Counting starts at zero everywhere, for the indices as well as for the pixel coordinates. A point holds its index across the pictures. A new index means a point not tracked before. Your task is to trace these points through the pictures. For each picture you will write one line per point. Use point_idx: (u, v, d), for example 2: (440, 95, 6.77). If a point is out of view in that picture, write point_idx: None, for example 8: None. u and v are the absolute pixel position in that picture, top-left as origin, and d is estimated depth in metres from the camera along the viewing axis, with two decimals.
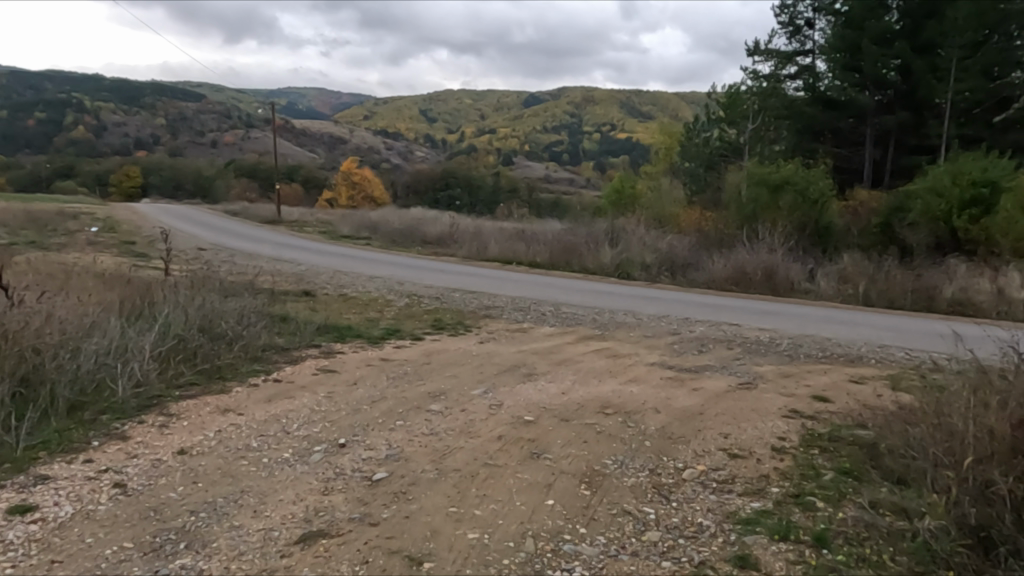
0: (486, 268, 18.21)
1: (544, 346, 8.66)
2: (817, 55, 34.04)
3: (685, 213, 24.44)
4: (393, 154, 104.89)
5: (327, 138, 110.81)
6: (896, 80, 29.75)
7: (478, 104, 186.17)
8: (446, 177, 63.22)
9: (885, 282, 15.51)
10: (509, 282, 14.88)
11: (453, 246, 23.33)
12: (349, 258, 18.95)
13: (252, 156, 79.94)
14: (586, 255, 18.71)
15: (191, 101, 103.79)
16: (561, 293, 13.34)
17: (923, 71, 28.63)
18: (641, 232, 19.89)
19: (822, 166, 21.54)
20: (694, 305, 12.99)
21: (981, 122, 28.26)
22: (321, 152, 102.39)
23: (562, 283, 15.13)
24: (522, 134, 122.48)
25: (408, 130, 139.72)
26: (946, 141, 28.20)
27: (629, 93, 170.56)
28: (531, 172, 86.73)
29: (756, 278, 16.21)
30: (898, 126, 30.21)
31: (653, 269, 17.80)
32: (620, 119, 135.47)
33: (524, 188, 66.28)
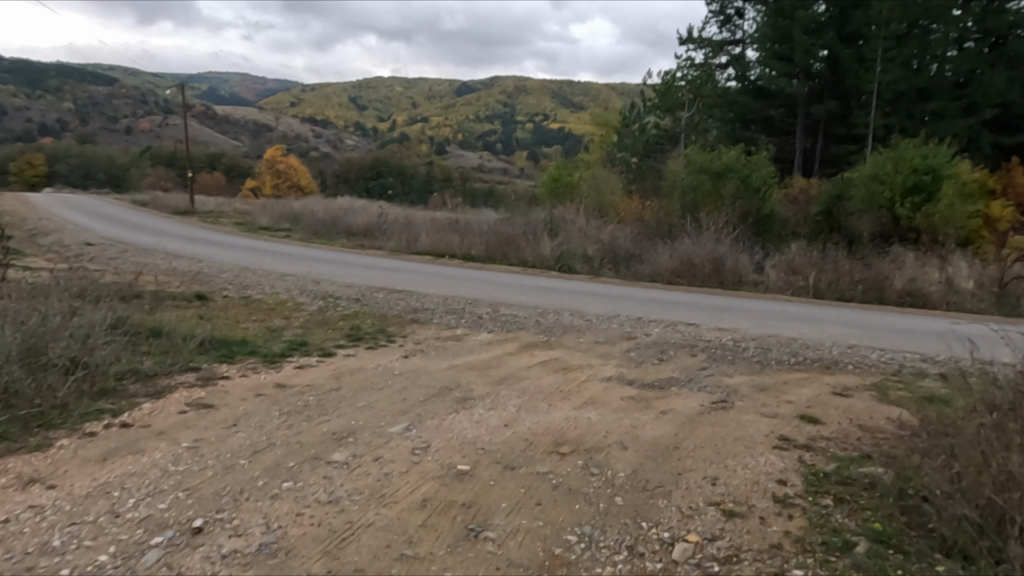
0: (415, 262, 16.64)
1: (481, 359, 7.30)
2: (748, 44, 33.86)
3: (625, 202, 23.54)
4: (322, 141, 100.82)
5: (251, 124, 105.65)
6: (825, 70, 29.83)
7: (411, 92, 182.13)
8: (377, 166, 60.75)
9: (834, 272, 14.93)
10: (441, 279, 13.39)
11: (381, 238, 21.60)
12: (261, 253, 17.00)
13: (168, 143, 75.10)
14: (525, 247, 17.43)
15: (101, 84, 96.95)
16: (499, 291, 11.99)
17: (851, 61, 28.77)
18: (582, 222, 18.75)
19: (763, 153, 20.97)
20: (643, 301, 11.89)
21: (905, 112, 28.57)
22: (244, 139, 97.37)
23: (499, 279, 13.76)
24: (455, 122, 120.30)
25: (337, 117, 135.15)
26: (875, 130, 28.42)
27: (562, 83, 170.55)
28: (465, 161, 84.84)
29: (704, 270, 15.32)
30: (829, 115, 30.32)
31: (596, 262, 16.69)
32: (553, 108, 134.97)
33: (458, 178, 64.50)
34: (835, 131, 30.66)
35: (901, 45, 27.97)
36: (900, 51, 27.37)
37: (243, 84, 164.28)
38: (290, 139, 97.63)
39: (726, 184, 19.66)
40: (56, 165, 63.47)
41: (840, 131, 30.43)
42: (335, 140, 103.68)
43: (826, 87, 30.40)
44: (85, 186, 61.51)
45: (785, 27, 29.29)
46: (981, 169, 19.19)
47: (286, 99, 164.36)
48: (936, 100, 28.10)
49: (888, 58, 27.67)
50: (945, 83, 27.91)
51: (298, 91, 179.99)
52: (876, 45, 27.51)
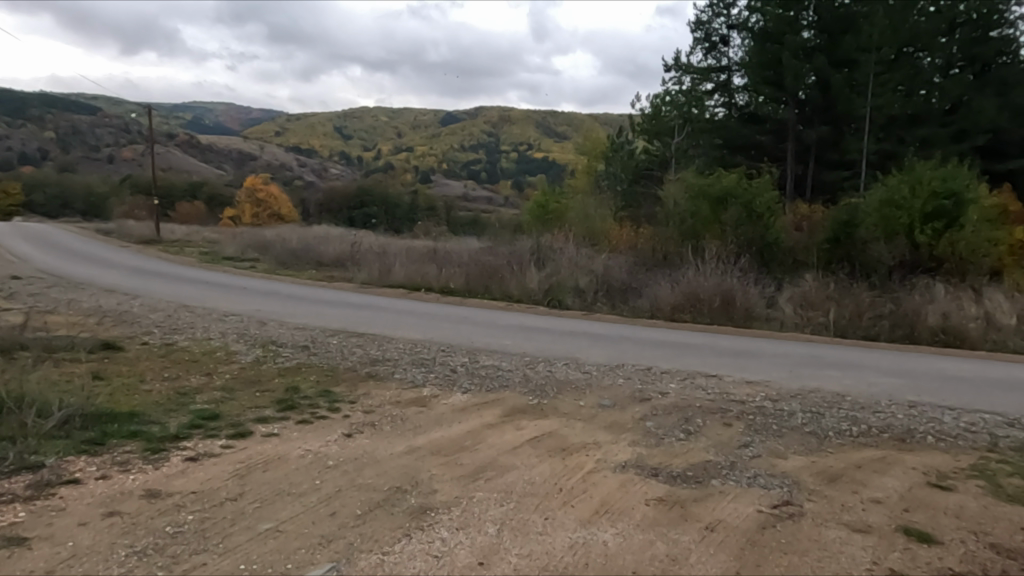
0: (386, 297, 14.77)
1: (452, 435, 5.48)
2: (734, 72, 32.14)
3: (617, 230, 21.92)
4: (306, 170, 99.02)
5: (235, 153, 103.90)
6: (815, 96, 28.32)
7: (397, 122, 181.89)
8: (361, 195, 58.96)
9: (857, 307, 13.36)
10: (413, 318, 11.56)
11: (351, 269, 19.73)
12: (212, 287, 15.10)
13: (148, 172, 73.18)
14: (509, 279, 15.68)
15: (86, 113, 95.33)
16: (477, 332, 10.19)
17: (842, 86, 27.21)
18: (572, 250, 17.02)
19: (767, 177, 19.50)
20: (648, 343, 10.14)
21: (897, 138, 27.43)
22: (227, 167, 95.44)
23: (480, 317, 11.98)
24: (440, 152, 119.30)
25: (323, 146, 133.93)
26: (868, 156, 27.24)
27: (546, 115, 170.95)
28: (450, 190, 83.34)
29: (712, 306, 13.63)
30: (819, 141, 29.13)
31: (589, 296, 14.97)
32: (538, 138, 134.08)
33: (443, 207, 62.71)
34: (828, 156, 29.46)
35: (893, 70, 26.92)
36: (892, 75, 26.29)
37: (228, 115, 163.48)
38: (274, 168, 95.81)
39: (727, 211, 18.13)
40: (32, 194, 61.45)
41: (833, 157, 29.23)
42: (318, 169, 101.98)
43: (817, 111, 29.24)
44: (60, 216, 59.47)
45: (774, 52, 28.23)
46: (1001, 193, 17.75)
47: (272, 129, 163.20)
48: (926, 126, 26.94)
49: (880, 83, 26.57)
50: (936, 108, 26.78)
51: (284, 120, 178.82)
52: (866, 71, 26.32)
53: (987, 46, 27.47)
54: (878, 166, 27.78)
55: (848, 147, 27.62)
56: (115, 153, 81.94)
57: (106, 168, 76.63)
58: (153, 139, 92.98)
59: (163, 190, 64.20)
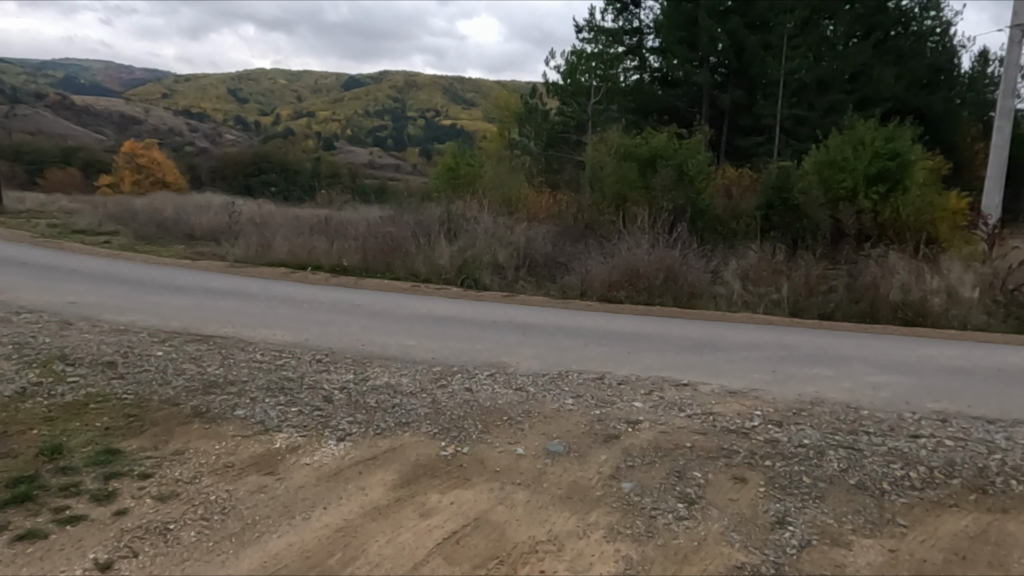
0: (260, 279, 11.99)
1: (309, 545, 3.22)
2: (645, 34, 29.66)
3: (535, 196, 19.72)
4: (196, 134, 90.74)
5: (114, 114, 94.02)
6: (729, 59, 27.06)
7: (297, 85, 171.58)
8: (256, 161, 54.02)
9: (810, 279, 11.91)
10: (286, 308, 8.96)
11: (224, 244, 16.52)
12: (34, 270, 11.74)
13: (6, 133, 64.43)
14: (414, 254, 13.21)
15: None
16: (372, 329, 7.77)
17: (756, 48, 26.14)
18: (488, 219, 14.67)
19: (697, 137, 17.86)
20: (591, 336, 8.08)
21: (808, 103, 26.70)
22: (106, 130, 86.06)
23: (377, 305, 9.55)
24: (343, 117, 113.03)
25: (216, 109, 124.06)
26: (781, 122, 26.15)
27: (453, 82, 165.97)
28: (355, 158, 78.41)
29: (653, 283, 11.76)
30: (732, 106, 27.38)
31: (509, 275, 12.83)
32: (446, 105, 129.54)
33: (347, 175, 58.38)
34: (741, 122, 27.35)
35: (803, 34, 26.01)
36: (805, 38, 25.44)
37: (106, 72, 148.55)
38: (159, 131, 87.10)
39: (657, 174, 16.38)
40: None
41: (746, 122, 27.39)
42: (210, 133, 93.69)
43: (731, 75, 27.51)
44: None
45: (689, 11, 26.78)
46: (936, 156, 16.82)
47: (159, 89, 149.81)
48: (830, 93, 26.10)
49: (793, 46, 25.65)
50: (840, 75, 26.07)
51: (172, 80, 164.44)
52: (781, 32, 25.31)
53: (888, 15, 26.73)
54: (791, 133, 26.61)
55: (760, 112, 26.38)
56: None
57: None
58: (16, 97, 82.49)
59: (26, 154, 56.58)
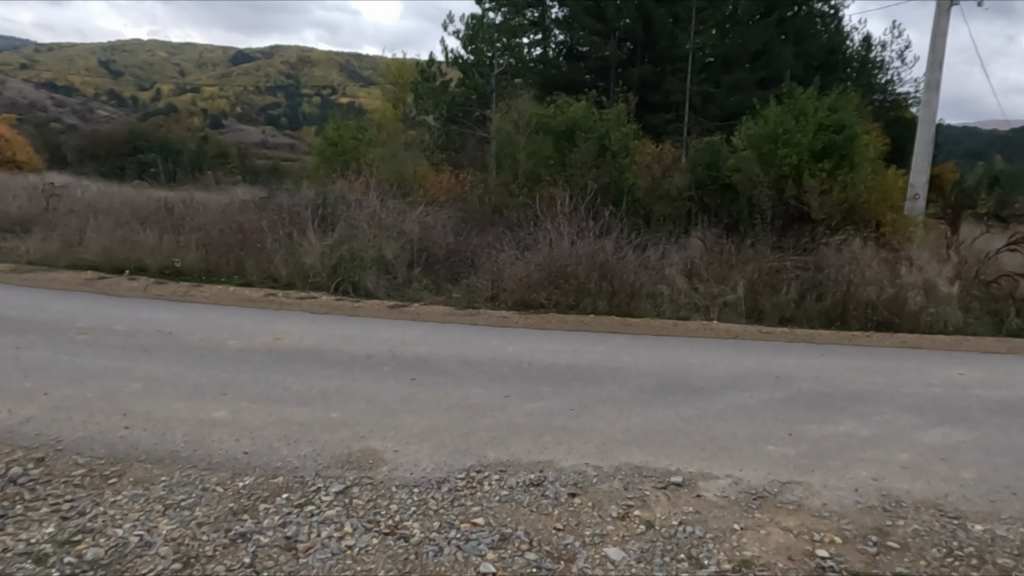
0: (47, 290, 8.60)
1: None
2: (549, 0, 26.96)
3: (435, 177, 16.79)
4: (62, 108, 80.70)
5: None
6: (636, 33, 24.88)
7: (181, 58, 157.80)
8: (129, 139, 47.64)
9: (763, 274, 9.94)
10: (43, 346, 5.79)
11: (29, 236, 12.66)
12: None
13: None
14: (272, 250, 10.10)
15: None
16: (163, 387, 4.82)
17: (664, 20, 24.19)
18: (374, 201, 11.75)
19: (618, 106, 15.56)
20: (515, 378, 5.49)
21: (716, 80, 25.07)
22: None
23: (199, 332, 6.55)
24: (232, 94, 104.20)
25: (88, 82, 111.66)
26: (690, 99, 24.42)
27: (352, 57, 157.64)
28: (244, 136, 71.74)
29: (584, 283, 9.25)
30: (641, 82, 25.28)
31: (399, 275, 10.07)
32: (345, 82, 121.80)
33: (236, 153, 52.59)
34: (651, 98, 25.27)
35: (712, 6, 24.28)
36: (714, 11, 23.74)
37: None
38: (18, 105, 76.81)
39: (576, 149, 14.00)
40: None
41: (655, 99, 24.92)
42: (79, 107, 83.56)
43: (640, 49, 25.47)
44: None
45: None
46: (872, 129, 15.17)
47: (17, 58, 133.33)
48: (735, 71, 24.55)
49: (703, 19, 23.91)
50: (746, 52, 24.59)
51: (32, 49, 146.52)
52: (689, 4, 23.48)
53: None
54: (700, 111, 24.88)
55: (668, 89, 24.36)
56: None
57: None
58: None
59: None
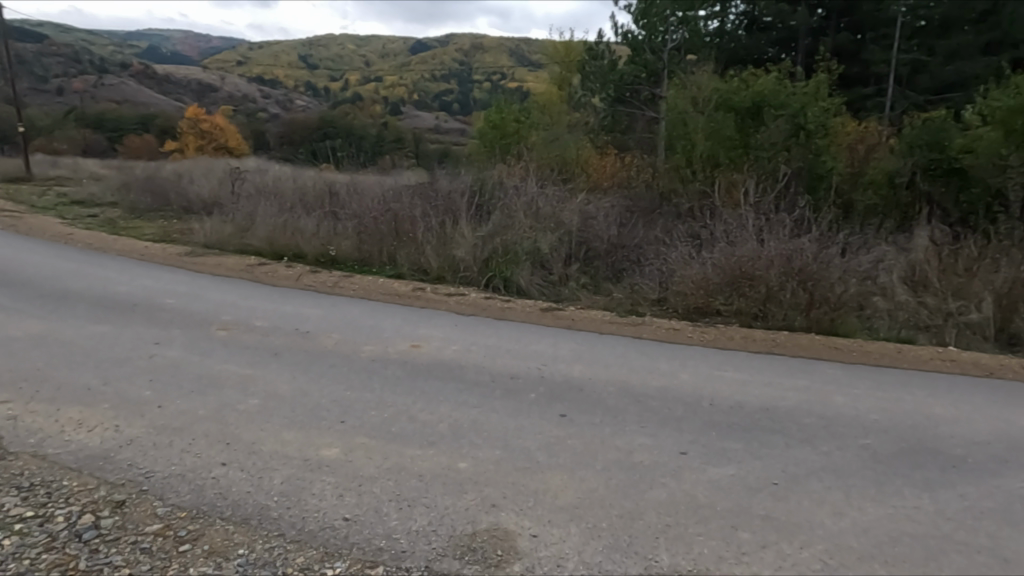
0: (210, 276, 8.70)
1: None
2: None
3: (599, 161, 15.62)
4: (267, 99, 89.75)
5: (190, 80, 94.44)
6: None
7: (367, 50, 169.52)
8: (319, 127, 51.60)
9: (1021, 286, 7.68)
10: (181, 343, 5.52)
11: (212, 217, 13.38)
12: None
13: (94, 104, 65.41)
14: (424, 239, 9.56)
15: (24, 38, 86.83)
16: (278, 408, 4.21)
17: None
18: (532, 188, 10.87)
19: (817, 77, 13.31)
20: (693, 425, 4.26)
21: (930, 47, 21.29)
22: (184, 95, 86.21)
23: (336, 333, 6.00)
24: (411, 82, 109.78)
25: (290, 75, 123.43)
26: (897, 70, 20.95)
27: (521, 42, 159.81)
28: (420, 122, 75.06)
29: (774, 290, 7.66)
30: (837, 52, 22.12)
31: (556, 271, 9.10)
32: (514, 67, 123.59)
33: (410, 138, 54.99)
34: (848, 70, 22.03)
35: None
36: None
37: (188, 44, 151.84)
38: (233, 97, 86.57)
39: (763, 129, 12.12)
40: None
41: (852, 71, 21.69)
42: (281, 98, 92.36)
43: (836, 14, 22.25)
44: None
45: None
46: None
47: (235, 55, 150.77)
48: (957, 35, 20.62)
49: None
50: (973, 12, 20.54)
51: (246, 47, 164.92)
52: None
53: None
54: (907, 83, 21.28)
55: (868, 58, 20.91)
56: (66, 84, 74.08)
57: (53, 99, 68.65)
58: (106, 70, 84.59)
59: (97, 116, 56.19)
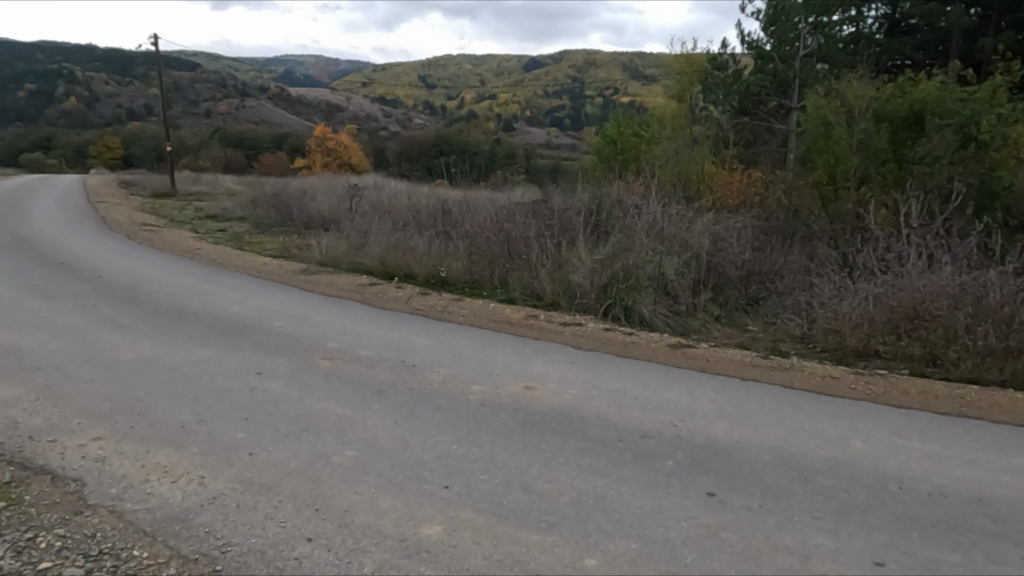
0: (321, 296, 8.53)
1: None
2: None
3: (726, 177, 14.46)
4: (389, 118, 93.85)
5: (320, 101, 100.61)
6: None
7: (482, 69, 173.91)
8: (436, 144, 53.01)
9: None
10: (283, 374, 5.20)
11: (330, 234, 13.53)
12: (64, 270, 9.28)
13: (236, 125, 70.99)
14: (538, 262, 8.96)
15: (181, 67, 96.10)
16: (377, 463, 3.69)
17: None
18: (655, 207, 10.02)
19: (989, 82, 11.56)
20: (883, 520, 3.31)
21: None
22: (315, 115, 91.88)
23: (444, 368, 5.47)
24: (524, 99, 111.12)
25: (410, 95, 128.72)
26: None
27: (636, 56, 157.84)
28: (532, 138, 75.54)
29: (956, 333, 6.39)
30: None
31: (683, 301, 8.20)
32: (628, 81, 122.13)
33: (523, 153, 55.26)
34: None
35: None
36: None
37: (319, 68, 162.38)
38: (358, 117, 91.25)
39: (925, 141, 10.59)
40: (134, 147, 61.93)
41: None
42: (401, 117, 96.28)
43: None
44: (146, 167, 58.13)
45: None
46: None
47: (360, 77, 159.32)
48: None
49: None
50: None
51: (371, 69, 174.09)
52: None
53: None
54: None
55: None
56: (213, 107, 81.08)
57: (201, 121, 75.20)
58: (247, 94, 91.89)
59: (237, 136, 60.78)
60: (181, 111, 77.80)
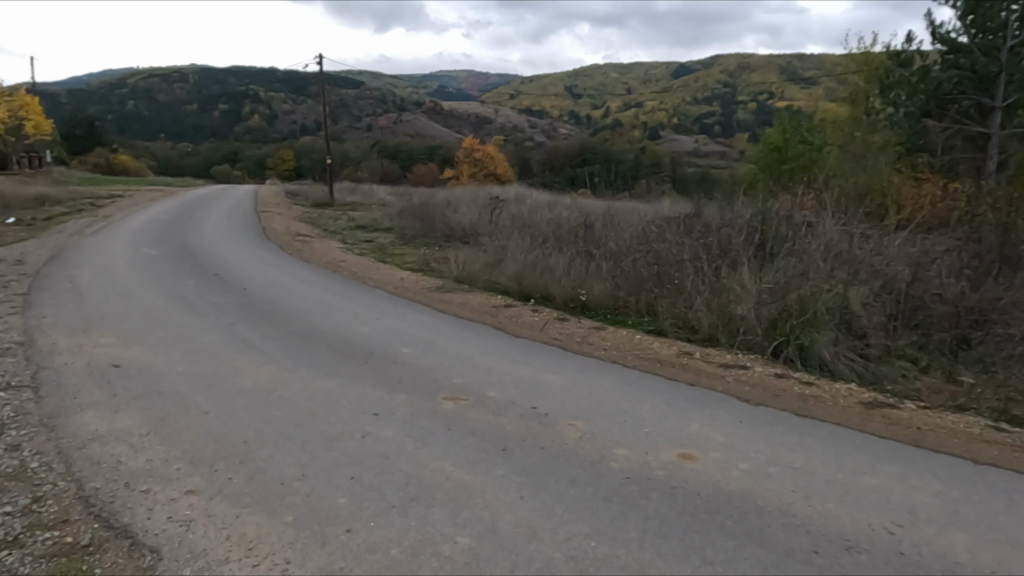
0: (453, 317, 8.02)
1: None
2: None
3: (919, 191, 12.36)
4: (535, 128, 94.89)
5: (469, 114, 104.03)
6: None
7: (630, 76, 171.48)
8: (580, 153, 52.47)
9: None
10: (401, 417, 4.61)
11: (469, 247, 13.19)
12: (215, 282, 9.54)
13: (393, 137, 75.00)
14: (693, 291, 7.85)
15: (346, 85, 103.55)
16: (494, 563, 2.92)
17: None
18: (834, 224, 8.49)
19: None
20: None
21: None
22: (464, 127, 95.05)
23: (582, 422, 4.62)
24: (672, 106, 107.83)
25: (556, 105, 129.64)
26: None
27: (796, 57, 148.03)
28: (680, 146, 72.76)
29: None
30: None
31: (875, 344, 6.74)
32: (786, 84, 114.54)
33: (670, 161, 53.15)
34: None
35: None
36: None
37: (470, 82, 168.54)
38: (505, 127, 93.13)
39: None
40: (304, 160, 67.33)
41: None
42: (547, 127, 97.01)
43: None
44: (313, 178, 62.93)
45: None
46: None
47: (508, 90, 162.95)
48: None
49: None
50: None
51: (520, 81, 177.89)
52: None
53: None
54: None
55: None
56: (373, 122, 86.39)
57: (363, 135, 80.36)
58: (404, 108, 97.06)
59: (392, 148, 64.06)
60: (345, 126, 83.67)
